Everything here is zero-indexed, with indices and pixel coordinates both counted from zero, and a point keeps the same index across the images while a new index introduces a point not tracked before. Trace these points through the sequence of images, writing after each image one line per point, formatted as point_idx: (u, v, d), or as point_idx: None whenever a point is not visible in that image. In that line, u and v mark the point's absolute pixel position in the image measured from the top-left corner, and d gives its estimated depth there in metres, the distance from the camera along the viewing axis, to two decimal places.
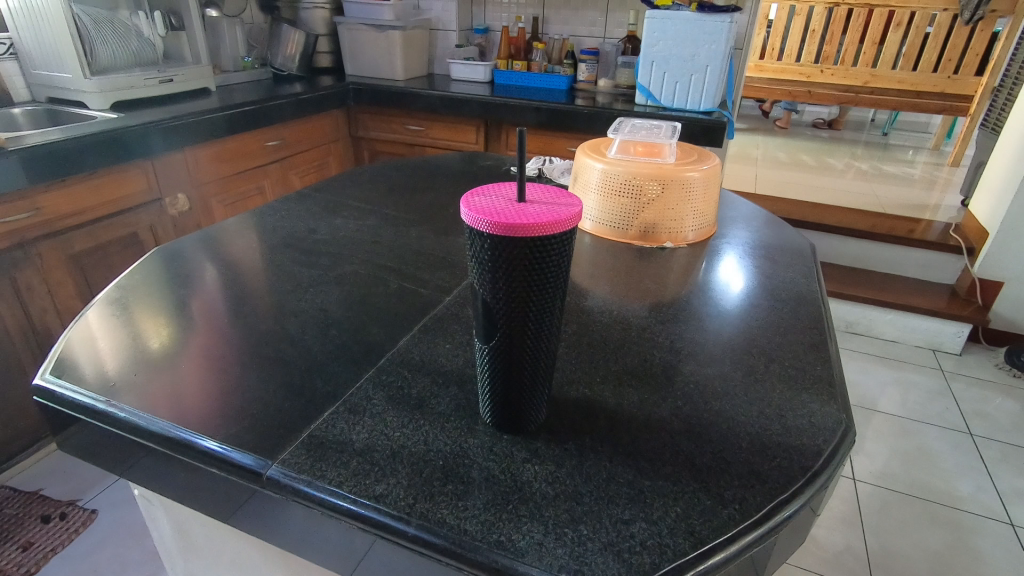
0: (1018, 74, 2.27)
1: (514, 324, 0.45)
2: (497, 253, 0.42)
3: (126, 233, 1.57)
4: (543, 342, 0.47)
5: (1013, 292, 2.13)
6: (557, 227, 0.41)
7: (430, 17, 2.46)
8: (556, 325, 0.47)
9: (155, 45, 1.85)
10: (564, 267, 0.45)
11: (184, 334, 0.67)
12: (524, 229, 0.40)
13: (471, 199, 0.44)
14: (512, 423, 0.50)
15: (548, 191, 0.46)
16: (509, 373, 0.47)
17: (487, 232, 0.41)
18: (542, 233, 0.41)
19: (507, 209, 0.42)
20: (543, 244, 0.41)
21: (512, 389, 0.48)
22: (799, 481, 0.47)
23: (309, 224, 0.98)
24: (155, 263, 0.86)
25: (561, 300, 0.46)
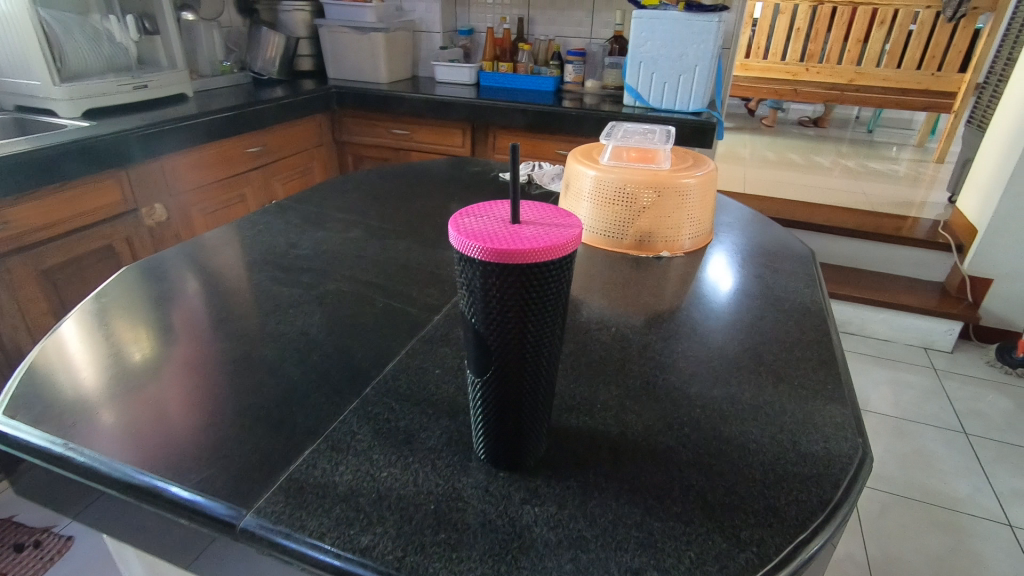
0: (1003, 71, 2.27)
1: (508, 355, 0.41)
2: (490, 280, 0.38)
3: (100, 245, 1.51)
4: (541, 373, 0.43)
5: (1003, 289, 2.13)
6: (554, 253, 0.37)
7: (413, 19, 2.42)
8: (554, 354, 0.44)
9: (129, 50, 1.78)
10: (563, 293, 0.41)
11: (153, 360, 0.62)
12: (518, 255, 0.36)
13: (460, 221, 0.40)
14: (509, 460, 0.46)
15: (543, 210, 0.42)
16: (505, 407, 0.43)
17: (479, 258, 0.37)
18: (538, 259, 0.37)
19: (499, 234, 0.38)
20: (542, 270, 0.37)
21: (508, 424, 0.44)
22: (819, 516, 0.43)
23: (289, 238, 0.94)
24: (126, 280, 0.81)
25: (559, 328, 0.43)
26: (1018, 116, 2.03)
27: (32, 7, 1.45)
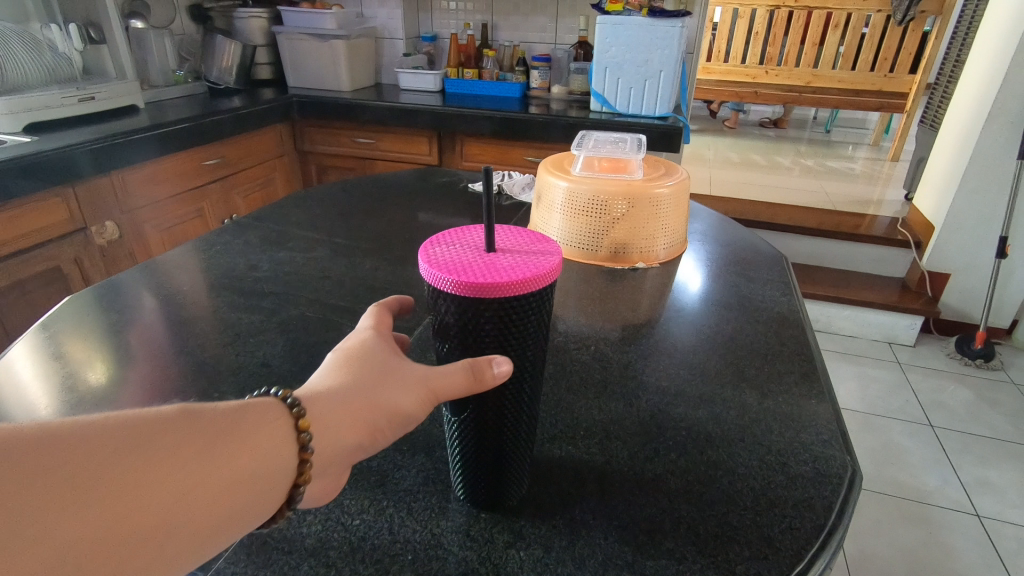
0: (952, 72, 2.35)
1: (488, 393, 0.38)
2: (465, 314, 0.35)
3: (47, 267, 1.43)
4: (523, 408, 0.41)
5: (960, 283, 2.20)
6: (534, 283, 0.34)
7: (375, 25, 2.37)
8: (535, 387, 0.41)
9: (73, 60, 1.70)
10: (543, 323, 0.39)
11: (100, 399, 0.56)
12: (493, 288, 0.34)
13: (430, 251, 0.37)
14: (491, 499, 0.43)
15: (521, 236, 0.40)
16: (486, 445, 0.41)
17: (452, 292, 0.34)
18: (517, 291, 0.34)
19: (473, 264, 0.35)
20: (522, 302, 0.35)
21: (488, 463, 0.42)
22: (814, 544, 0.42)
23: (249, 259, 0.89)
24: (72, 308, 0.75)
25: (541, 359, 0.40)
26: (969, 115, 2.10)
27: None
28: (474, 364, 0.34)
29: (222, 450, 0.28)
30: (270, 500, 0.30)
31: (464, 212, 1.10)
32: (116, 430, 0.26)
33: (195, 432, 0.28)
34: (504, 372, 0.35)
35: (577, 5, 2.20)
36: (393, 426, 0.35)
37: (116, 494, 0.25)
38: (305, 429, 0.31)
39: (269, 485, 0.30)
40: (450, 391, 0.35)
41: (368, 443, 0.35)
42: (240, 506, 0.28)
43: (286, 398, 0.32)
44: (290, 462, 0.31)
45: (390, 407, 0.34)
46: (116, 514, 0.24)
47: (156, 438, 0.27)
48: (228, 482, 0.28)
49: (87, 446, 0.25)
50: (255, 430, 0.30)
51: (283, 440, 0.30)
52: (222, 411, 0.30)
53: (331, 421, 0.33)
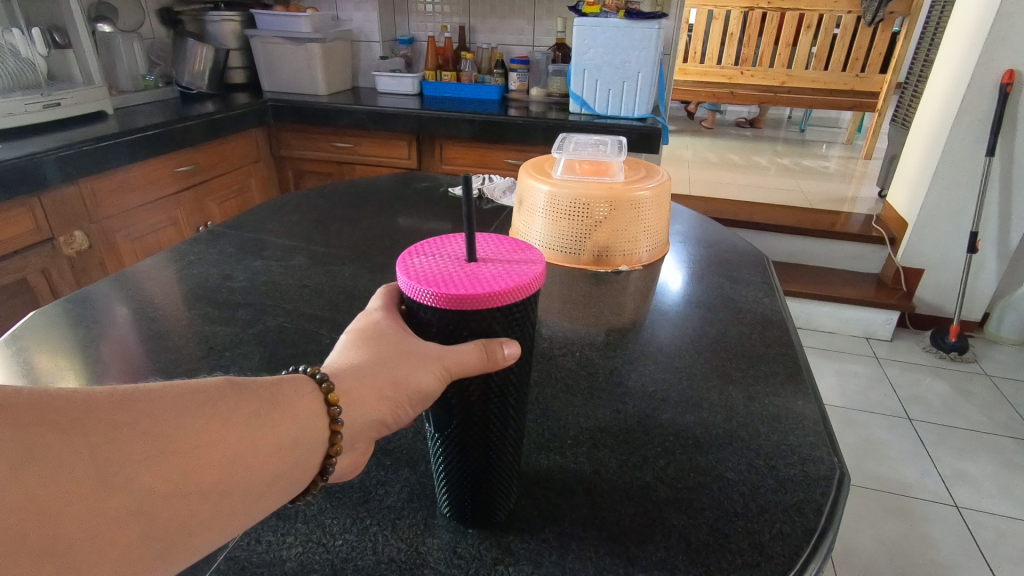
0: (921, 72, 2.40)
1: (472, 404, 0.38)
2: (447, 323, 0.35)
3: (12, 280, 1.38)
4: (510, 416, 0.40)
5: (933, 278, 2.24)
6: (518, 295, 0.34)
7: (351, 28, 2.35)
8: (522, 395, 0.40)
9: (38, 65, 1.64)
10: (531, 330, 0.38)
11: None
12: (476, 300, 0.33)
13: (409, 262, 0.36)
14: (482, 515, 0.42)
15: (501, 244, 0.39)
16: (473, 458, 0.40)
17: (433, 303, 0.34)
18: (501, 302, 0.34)
19: (455, 275, 0.34)
20: (506, 314, 0.35)
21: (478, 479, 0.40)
22: (805, 550, 0.41)
23: (224, 269, 0.87)
24: (35, 322, 0.71)
25: (528, 367, 0.39)
26: (938, 113, 2.15)
27: None
28: (487, 346, 0.35)
29: (267, 420, 0.31)
30: (311, 466, 0.33)
31: (445, 217, 1.08)
32: (173, 397, 0.29)
33: (243, 402, 0.31)
34: (514, 354, 0.35)
35: (555, 8, 2.20)
36: (412, 401, 0.36)
37: (178, 450, 0.28)
38: (335, 404, 0.34)
39: (310, 451, 0.33)
40: (466, 370, 0.35)
41: (390, 418, 0.36)
42: (282, 468, 0.31)
43: (316, 375, 0.34)
44: (323, 433, 0.33)
45: (406, 384, 0.35)
46: (179, 466, 0.27)
47: (210, 407, 0.30)
48: (271, 445, 0.31)
49: (153, 410, 0.28)
50: (293, 402, 0.33)
51: (318, 413, 0.33)
52: (261, 387, 0.33)
53: (354, 401, 0.35)
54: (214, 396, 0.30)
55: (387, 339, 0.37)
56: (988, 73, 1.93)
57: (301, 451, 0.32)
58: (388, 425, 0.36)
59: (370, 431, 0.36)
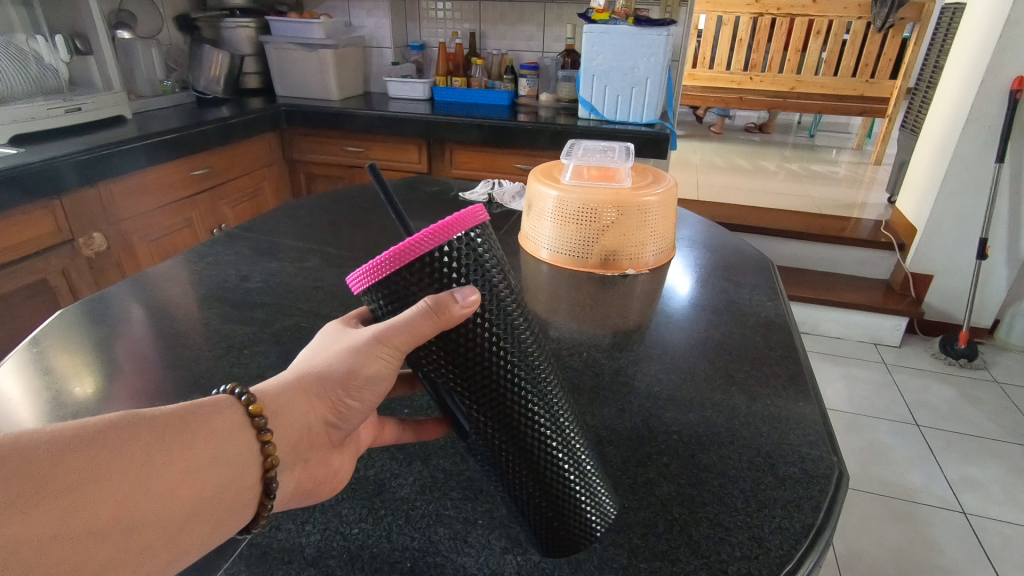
0: (931, 78, 2.40)
1: (488, 400, 0.39)
2: (392, 300, 0.38)
3: (33, 280, 1.41)
4: (536, 413, 0.40)
5: (942, 284, 2.24)
6: (448, 231, 0.36)
7: (363, 34, 2.38)
8: (550, 391, 0.41)
9: (58, 71, 1.69)
10: (519, 314, 0.40)
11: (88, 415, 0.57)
12: (403, 253, 0.36)
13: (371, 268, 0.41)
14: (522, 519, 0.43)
15: None
16: (500, 458, 0.41)
17: (376, 282, 0.38)
18: (432, 247, 0.36)
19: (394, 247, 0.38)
20: (450, 270, 0.37)
21: (515, 481, 0.41)
22: (804, 544, 0.43)
23: (240, 270, 0.89)
24: (60, 323, 0.75)
25: (537, 354, 0.41)
26: (948, 120, 2.15)
27: None
28: (437, 301, 0.36)
29: (186, 444, 0.31)
30: (224, 498, 0.32)
31: None
32: (76, 432, 0.28)
33: (147, 434, 0.30)
34: (469, 301, 0.36)
35: (564, 15, 2.23)
36: (352, 387, 0.39)
37: (83, 483, 0.27)
38: (259, 416, 0.35)
39: (223, 482, 0.32)
40: (421, 335, 0.37)
41: (332, 416, 0.39)
42: (203, 494, 0.31)
43: (239, 393, 0.35)
44: (253, 446, 0.34)
45: (350, 376, 0.38)
46: (81, 503, 0.27)
47: (118, 438, 0.29)
48: (189, 470, 0.31)
49: (53, 446, 0.27)
50: (215, 424, 0.33)
51: (242, 432, 0.34)
52: (177, 410, 0.32)
53: (284, 410, 0.36)
54: (122, 426, 0.29)
55: (328, 346, 0.40)
56: (998, 81, 1.93)
57: (223, 472, 0.32)
58: (332, 422, 0.39)
59: (313, 434, 0.38)
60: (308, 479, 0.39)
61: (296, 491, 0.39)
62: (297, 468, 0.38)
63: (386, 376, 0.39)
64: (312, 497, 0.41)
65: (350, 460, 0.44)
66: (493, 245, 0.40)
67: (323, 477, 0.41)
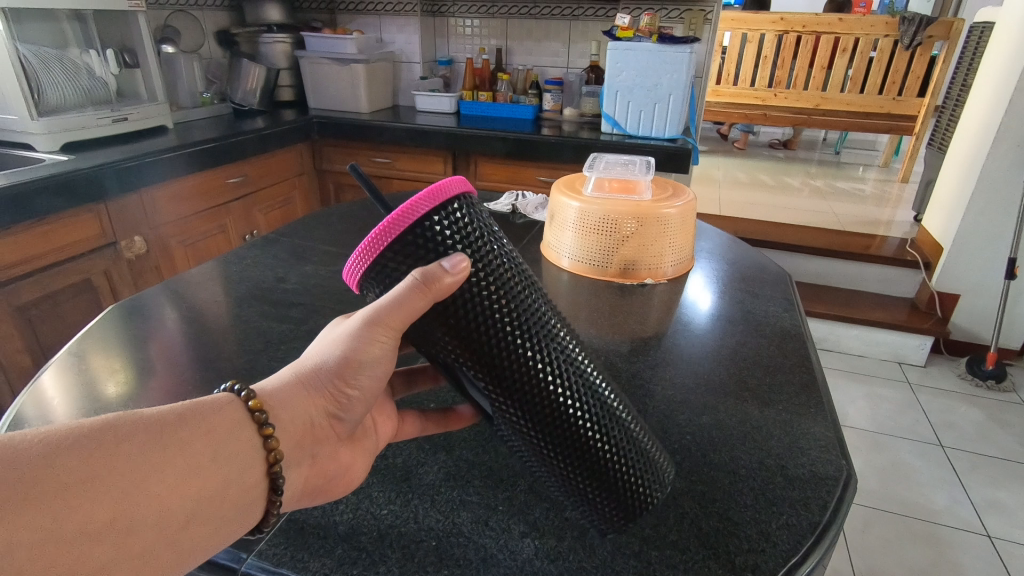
0: (959, 96, 2.38)
1: (510, 379, 0.41)
2: (382, 282, 0.39)
3: (78, 280, 1.49)
4: (558, 382, 0.41)
5: (969, 304, 2.21)
6: (435, 197, 0.37)
7: (393, 50, 2.46)
8: (568, 357, 0.42)
9: (108, 83, 1.78)
10: (520, 275, 0.41)
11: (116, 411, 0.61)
12: (394, 224, 0.37)
13: None
14: (557, 488, 0.45)
15: None
16: (533, 440, 0.43)
17: (369, 263, 0.39)
18: (419, 215, 0.37)
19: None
20: (437, 241, 0.38)
21: (543, 453, 0.43)
22: (811, 539, 0.45)
23: (277, 272, 0.95)
24: (111, 321, 0.80)
25: (558, 335, 0.42)
26: (976, 138, 2.13)
27: (10, 41, 1.45)
28: (423, 273, 0.36)
29: (183, 442, 0.33)
30: (221, 499, 0.34)
31: None
32: (71, 435, 0.30)
33: (146, 436, 0.32)
34: (457, 266, 0.37)
35: (589, 32, 2.27)
36: (348, 373, 0.41)
37: (81, 483, 0.29)
38: (259, 411, 0.37)
39: (217, 484, 0.34)
40: (415, 309, 0.37)
41: (332, 407, 0.41)
42: (203, 491, 0.33)
43: (238, 389, 0.37)
44: (256, 441, 0.36)
45: (345, 364, 0.41)
46: (78, 503, 0.29)
47: (113, 439, 0.31)
48: (187, 468, 0.33)
49: (48, 448, 0.29)
50: (213, 422, 0.35)
51: (243, 428, 0.36)
52: (173, 410, 0.34)
53: (282, 403, 0.39)
54: (118, 426, 0.31)
55: (329, 337, 0.43)
56: None
57: (222, 469, 0.34)
58: (334, 413, 0.42)
59: (317, 428, 0.41)
60: (318, 475, 0.42)
61: (305, 487, 0.41)
62: (304, 465, 0.40)
63: (382, 359, 0.42)
64: (326, 494, 0.44)
65: (365, 458, 0.47)
66: (476, 214, 0.39)
67: (336, 473, 0.44)
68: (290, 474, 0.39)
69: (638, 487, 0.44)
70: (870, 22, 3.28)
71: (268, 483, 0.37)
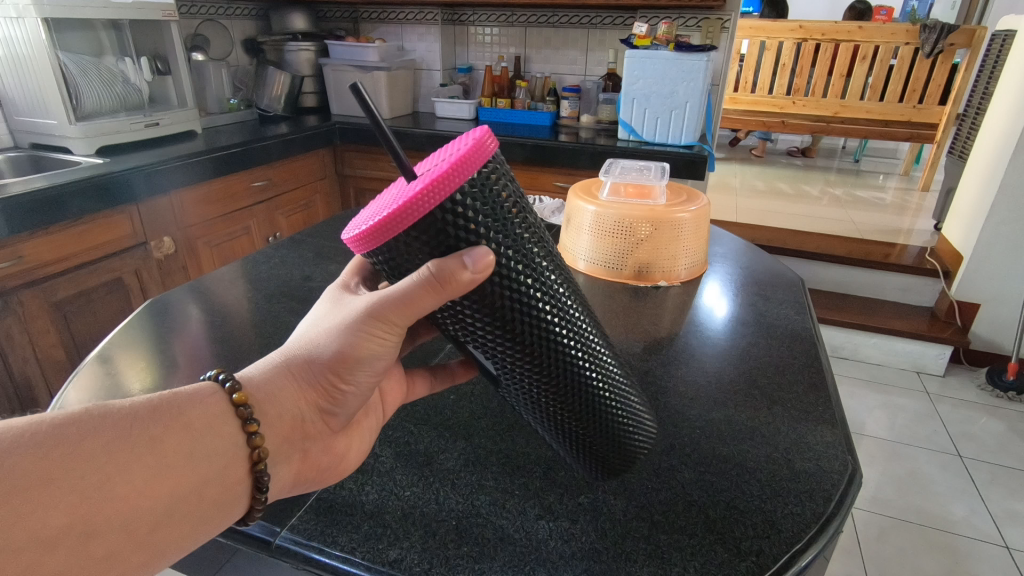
0: (980, 104, 2.36)
1: (529, 357, 0.42)
2: (394, 259, 0.38)
3: (109, 278, 1.54)
4: (573, 354, 0.43)
5: (990, 313, 2.18)
6: (465, 170, 0.35)
7: (414, 57, 2.51)
8: (581, 326, 0.44)
9: (141, 90, 1.85)
10: (541, 251, 0.41)
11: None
12: (410, 207, 0.35)
13: (363, 215, 0.39)
14: (552, 437, 0.49)
15: (443, 150, 0.40)
16: (551, 409, 0.45)
17: (386, 241, 0.37)
18: (449, 192, 0.35)
19: (404, 195, 0.36)
20: (463, 223, 0.36)
21: (549, 413, 0.46)
22: (813, 528, 0.47)
23: (304, 272, 0.99)
24: (146, 315, 0.85)
25: (574, 309, 0.43)
26: (996, 147, 2.12)
27: (52, 50, 1.51)
28: (439, 268, 0.36)
29: (156, 440, 0.35)
30: (192, 500, 0.36)
31: None
32: (35, 431, 0.31)
33: (115, 434, 0.33)
34: (479, 264, 0.36)
35: (607, 40, 2.30)
36: (344, 367, 0.42)
37: (41, 485, 0.30)
38: (243, 405, 0.39)
39: (186, 485, 0.35)
40: (423, 303, 0.38)
41: (324, 404, 0.43)
42: (174, 490, 0.35)
43: (223, 380, 0.39)
44: (238, 437, 0.38)
45: (342, 360, 0.42)
46: (35, 507, 0.30)
47: (79, 438, 0.32)
48: (158, 467, 0.34)
49: (16, 444, 0.30)
50: (191, 418, 0.37)
51: (222, 423, 0.38)
52: (147, 405, 0.36)
53: (269, 398, 0.41)
54: (85, 422, 0.33)
55: (325, 322, 0.43)
56: None
57: (198, 466, 0.36)
58: (326, 410, 0.43)
59: (308, 423, 0.43)
60: (310, 468, 0.44)
61: (294, 480, 0.43)
62: (293, 459, 0.42)
63: (381, 356, 0.43)
64: (319, 483, 0.46)
65: (359, 446, 0.49)
66: (506, 177, 0.39)
67: (330, 464, 0.46)
68: (276, 471, 0.41)
69: (630, 441, 0.49)
70: (890, 30, 3.26)
71: (251, 480, 0.39)
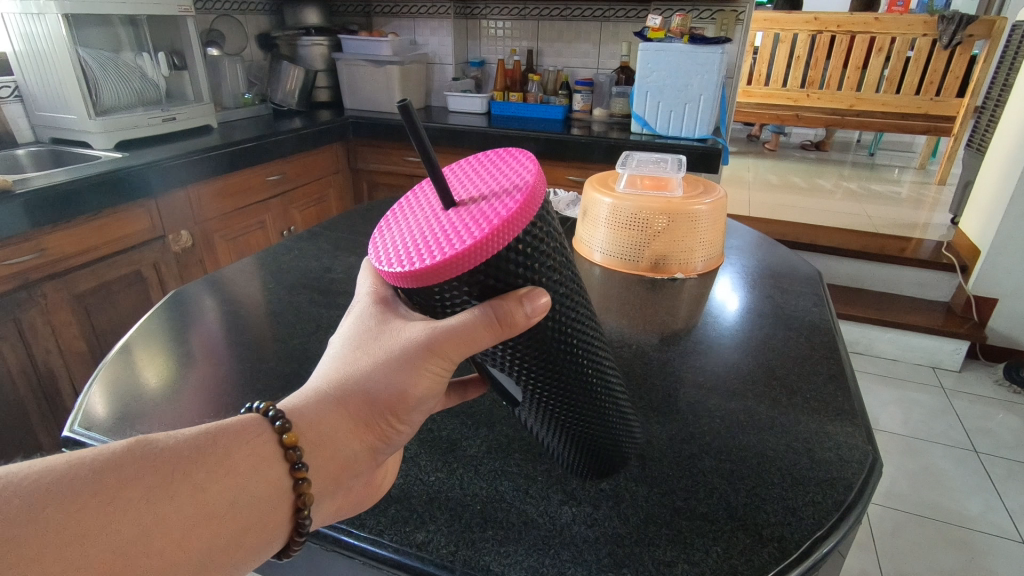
0: (998, 97, 2.32)
1: (543, 376, 0.40)
2: (435, 299, 0.37)
3: (129, 271, 1.56)
4: (587, 369, 0.41)
5: (1008, 308, 2.16)
6: (528, 215, 0.33)
7: (427, 51, 2.52)
8: (592, 339, 0.42)
9: (159, 85, 1.86)
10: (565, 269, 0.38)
11: (156, 402, 0.64)
12: (466, 253, 0.32)
13: (395, 246, 0.37)
14: (540, 429, 0.47)
15: (480, 179, 0.38)
16: (572, 432, 0.45)
17: (434, 282, 0.34)
18: (510, 238, 0.33)
19: (456, 234, 0.33)
20: (504, 266, 0.34)
21: (557, 426, 0.45)
22: (835, 516, 0.47)
23: (322, 263, 1.01)
24: (170, 306, 0.87)
25: (593, 330, 0.42)
26: (1015, 141, 2.10)
27: (71, 45, 1.53)
28: (500, 309, 0.34)
29: (198, 487, 0.33)
30: (231, 550, 0.33)
31: None
32: (70, 478, 0.30)
33: (156, 481, 0.32)
34: (536, 311, 0.35)
35: (620, 33, 2.30)
36: (398, 408, 0.40)
37: (72, 540, 0.29)
38: (294, 447, 0.36)
39: (228, 532, 0.33)
40: (479, 342, 0.36)
41: (377, 440, 0.40)
42: (215, 541, 0.33)
43: (272, 416, 0.37)
44: (285, 482, 0.36)
45: (399, 400, 0.39)
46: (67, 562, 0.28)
47: (115, 483, 0.30)
48: (199, 517, 0.32)
49: (47, 490, 0.29)
50: (235, 457, 0.35)
51: (269, 464, 0.36)
52: (192, 444, 0.34)
53: (322, 438, 0.37)
54: (124, 466, 0.31)
55: (358, 358, 0.40)
56: None
57: (240, 513, 0.34)
58: (378, 447, 0.41)
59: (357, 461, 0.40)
60: (350, 500, 0.42)
61: (337, 512, 0.41)
62: (337, 497, 0.40)
63: (433, 392, 0.41)
64: (356, 510, 0.44)
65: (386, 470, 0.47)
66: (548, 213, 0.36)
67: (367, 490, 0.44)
68: (319, 508, 0.39)
69: (627, 439, 0.49)
70: (907, 21, 3.22)
71: (292, 523, 0.37)
